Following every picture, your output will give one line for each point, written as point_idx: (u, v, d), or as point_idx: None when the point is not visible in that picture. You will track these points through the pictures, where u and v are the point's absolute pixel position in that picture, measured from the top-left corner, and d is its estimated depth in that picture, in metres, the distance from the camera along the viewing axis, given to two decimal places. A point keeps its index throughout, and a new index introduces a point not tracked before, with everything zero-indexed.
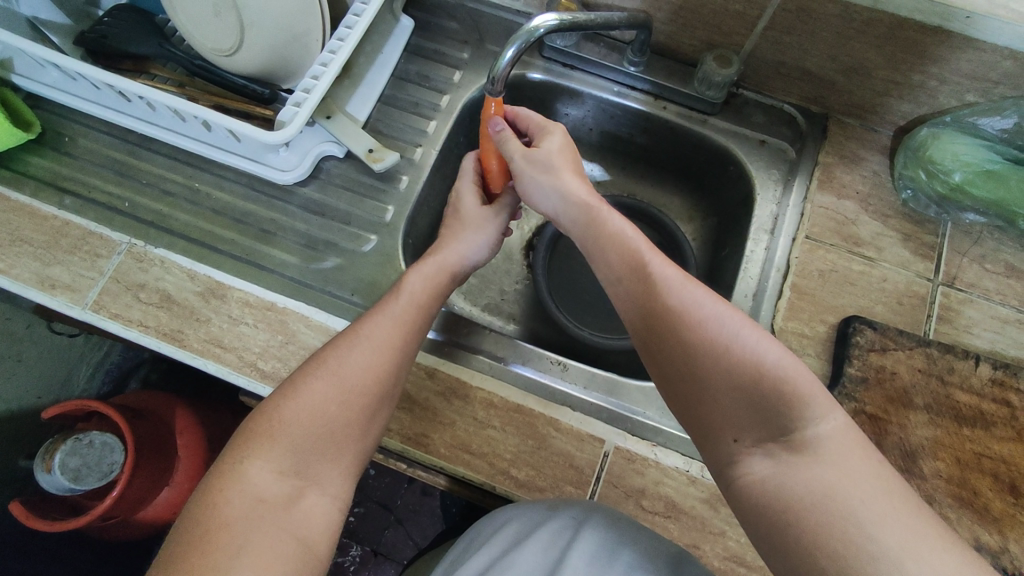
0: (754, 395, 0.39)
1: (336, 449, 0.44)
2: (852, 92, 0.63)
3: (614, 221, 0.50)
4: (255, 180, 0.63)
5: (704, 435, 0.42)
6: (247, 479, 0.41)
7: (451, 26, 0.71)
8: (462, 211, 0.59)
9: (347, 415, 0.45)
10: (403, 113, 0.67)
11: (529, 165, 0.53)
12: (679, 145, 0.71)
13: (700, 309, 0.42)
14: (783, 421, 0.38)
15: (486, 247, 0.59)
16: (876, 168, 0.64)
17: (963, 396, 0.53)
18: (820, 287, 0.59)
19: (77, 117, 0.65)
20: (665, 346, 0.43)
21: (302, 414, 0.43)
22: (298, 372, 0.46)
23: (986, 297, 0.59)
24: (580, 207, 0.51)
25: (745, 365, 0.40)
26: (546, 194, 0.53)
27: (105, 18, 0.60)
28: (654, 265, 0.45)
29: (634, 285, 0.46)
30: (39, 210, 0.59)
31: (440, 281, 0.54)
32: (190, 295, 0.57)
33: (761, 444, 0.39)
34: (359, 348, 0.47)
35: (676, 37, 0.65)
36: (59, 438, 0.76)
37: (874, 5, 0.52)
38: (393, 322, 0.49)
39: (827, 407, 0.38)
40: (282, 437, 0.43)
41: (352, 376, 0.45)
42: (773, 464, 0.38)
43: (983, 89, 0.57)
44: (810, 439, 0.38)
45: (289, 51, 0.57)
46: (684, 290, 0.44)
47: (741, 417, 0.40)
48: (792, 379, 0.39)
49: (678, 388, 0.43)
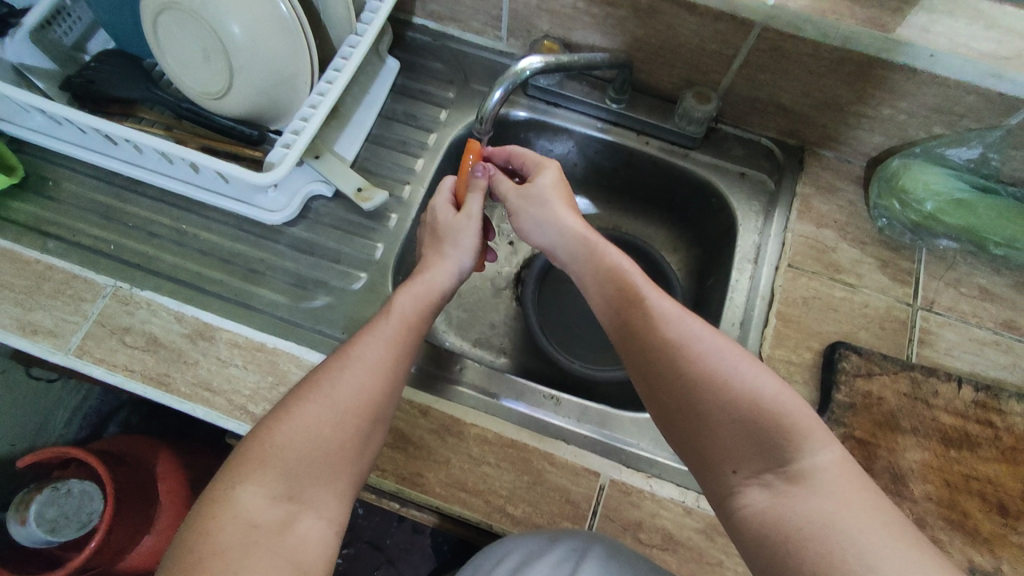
0: (753, 423, 0.40)
1: (331, 482, 0.43)
2: (825, 126, 0.65)
3: (611, 255, 0.51)
4: (243, 221, 0.64)
5: (703, 466, 0.42)
6: (240, 505, 0.40)
7: (436, 66, 0.73)
8: (439, 226, 0.57)
9: (343, 441, 0.44)
10: (390, 151, 0.68)
11: (524, 199, 0.56)
12: (662, 178, 0.73)
13: (699, 342, 0.43)
14: (780, 451, 0.39)
15: (467, 263, 0.57)
16: (851, 198, 0.66)
17: (949, 418, 0.55)
18: (805, 313, 0.60)
19: (61, 160, 0.64)
20: (665, 370, 0.43)
21: (297, 442, 0.42)
22: (292, 394, 0.45)
23: (963, 319, 0.60)
24: (578, 240, 0.53)
25: (744, 397, 0.41)
26: (541, 228, 0.55)
27: (92, 63, 0.60)
28: (651, 298, 0.47)
29: (631, 310, 0.47)
30: (21, 254, 0.58)
31: (430, 302, 0.53)
32: (178, 337, 0.56)
33: (759, 475, 0.40)
34: (355, 370, 0.46)
35: (654, 76, 0.68)
36: (35, 488, 0.76)
37: (842, 45, 0.55)
38: (386, 343, 0.48)
39: (823, 439, 0.39)
40: (277, 461, 0.42)
41: (346, 400, 0.44)
42: (771, 495, 0.38)
43: (949, 122, 0.59)
44: (807, 471, 0.38)
45: (277, 93, 0.57)
46: (682, 322, 0.45)
47: (739, 448, 0.40)
48: (787, 412, 0.40)
49: (676, 411, 0.43)
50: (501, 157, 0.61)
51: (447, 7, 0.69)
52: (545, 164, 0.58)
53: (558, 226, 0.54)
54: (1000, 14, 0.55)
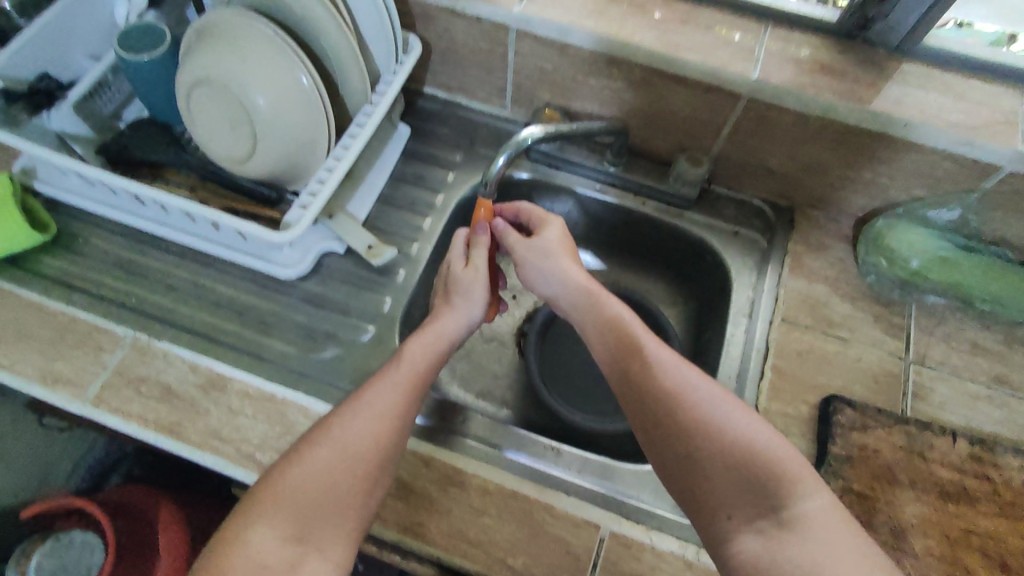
0: (746, 469, 0.42)
1: (337, 527, 0.44)
2: (813, 188, 0.69)
3: (612, 306, 0.54)
4: (259, 275, 0.67)
5: (699, 513, 0.43)
6: (251, 545, 0.41)
7: (444, 132, 0.77)
8: (450, 279, 0.60)
9: (351, 485, 0.45)
10: (400, 211, 0.72)
11: (529, 251, 0.59)
12: (659, 236, 0.76)
13: (694, 391, 0.46)
14: (772, 498, 0.40)
15: (475, 314, 0.59)
16: (840, 255, 0.69)
17: (946, 472, 0.55)
18: (799, 366, 0.62)
19: (90, 218, 0.68)
20: (662, 417, 0.45)
21: (307, 484, 0.44)
22: (305, 438, 0.47)
23: (956, 373, 0.62)
24: (581, 290, 0.55)
25: (736, 445, 0.43)
26: (546, 278, 0.58)
27: (127, 130, 0.65)
28: (649, 348, 0.49)
29: (630, 360, 0.49)
30: (47, 306, 0.61)
31: (439, 350, 0.55)
32: (191, 387, 0.58)
33: (753, 521, 0.40)
34: (365, 416, 0.48)
35: (649, 141, 0.72)
36: (37, 538, 0.79)
37: (824, 113, 0.59)
38: (396, 390, 0.50)
39: (814, 487, 0.41)
40: (288, 503, 0.43)
41: (355, 444, 0.46)
42: (765, 541, 0.39)
43: (928, 185, 0.62)
44: (799, 518, 0.39)
45: (296, 156, 0.61)
46: (679, 372, 0.47)
47: (733, 495, 0.42)
48: (778, 460, 0.42)
49: (673, 457, 0.45)
50: (510, 213, 0.65)
51: (456, 79, 0.74)
52: (549, 220, 0.61)
53: (562, 277, 0.57)
54: (969, 86, 0.59)
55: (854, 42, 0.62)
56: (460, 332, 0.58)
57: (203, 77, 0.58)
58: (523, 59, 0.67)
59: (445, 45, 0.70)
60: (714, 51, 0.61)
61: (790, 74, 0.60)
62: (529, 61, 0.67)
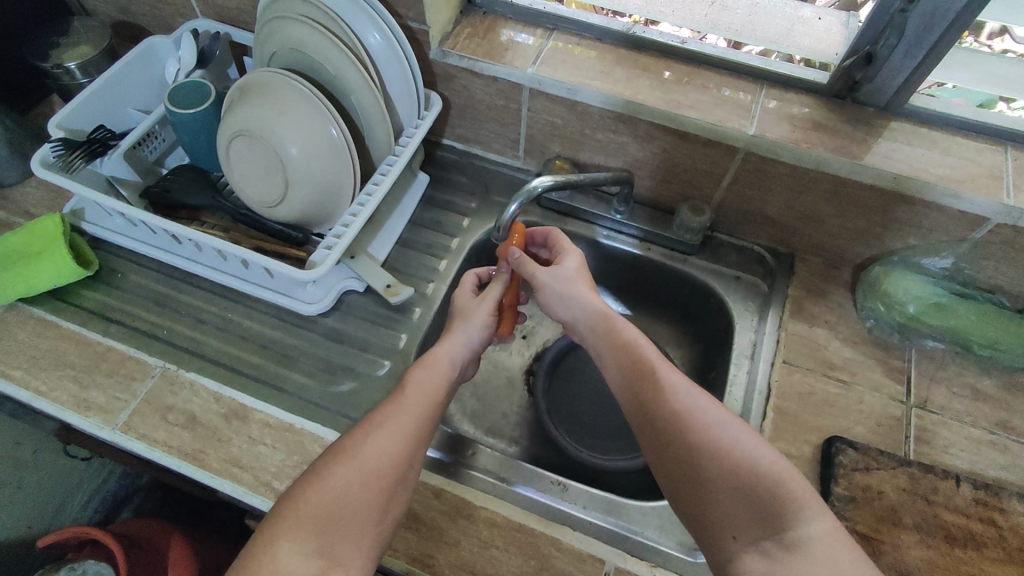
0: (751, 491, 0.44)
1: (359, 543, 0.45)
2: (812, 236, 0.72)
3: (626, 329, 0.56)
4: (283, 311, 0.70)
5: (705, 531, 0.45)
6: (278, 561, 0.43)
7: (461, 180, 0.82)
8: (461, 308, 0.63)
9: (370, 503, 0.47)
10: (417, 253, 0.76)
11: (552, 277, 0.61)
12: (666, 281, 0.79)
13: (701, 413, 0.48)
14: (777, 520, 0.43)
15: (474, 340, 0.61)
16: (840, 301, 0.71)
17: (951, 516, 0.56)
18: (801, 408, 0.64)
19: (129, 255, 0.73)
20: (671, 437, 0.48)
21: (329, 502, 0.46)
22: (322, 458, 0.49)
23: (957, 418, 0.63)
24: (599, 315, 0.58)
25: (743, 467, 0.45)
26: (566, 303, 0.60)
27: (168, 175, 0.70)
28: (660, 370, 0.52)
29: (641, 382, 0.52)
30: (85, 337, 0.65)
31: (444, 374, 0.57)
32: (214, 416, 0.61)
33: (756, 542, 0.43)
34: (382, 436, 0.50)
35: (653, 189, 0.76)
36: (52, 568, 0.82)
37: (816, 167, 0.63)
38: (410, 413, 0.52)
39: (817, 511, 0.43)
40: (312, 520, 0.45)
41: (372, 461, 0.48)
42: (769, 563, 0.41)
43: (920, 235, 0.65)
44: (801, 540, 0.42)
45: (324, 202, 0.66)
46: (687, 395, 0.49)
47: (738, 515, 0.44)
48: (783, 481, 0.44)
49: (680, 476, 0.47)
50: (538, 239, 0.69)
51: (472, 132, 0.80)
52: (569, 250, 0.64)
53: (582, 302, 0.59)
54: (954, 143, 0.63)
55: (844, 102, 0.66)
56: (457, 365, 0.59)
57: (242, 128, 0.63)
58: (535, 115, 0.73)
59: (463, 102, 0.76)
60: (713, 108, 0.66)
61: (785, 129, 0.64)
62: (540, 117, 0.73)
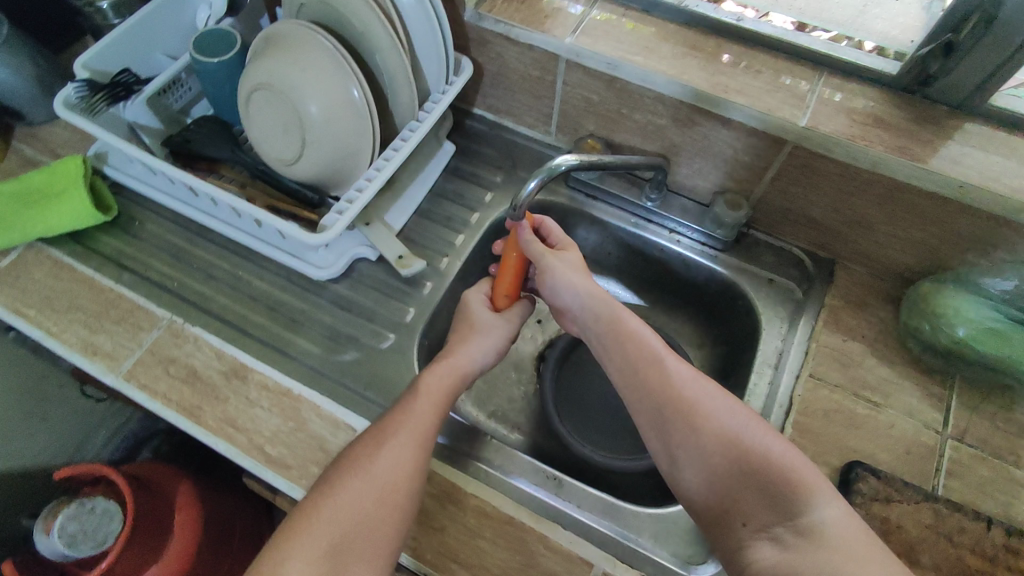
0: (766, 483, 0.46)
1: (376, 556, 0.46)
2: (857, 243, 0.66)
3: (633, 322, 0.54)
4: (294, 273, 0.69)
5: (716, 520, 0.47)
6: None
7: (487, 153, 0.79)
8: (471, 317, 0.61)
9: (382, 518, 0.47)
10: (435, 225, 0.74)
11: (559, 262, 0.57)
12: (693, 277, 0.75)
13: (712, 401, 0.50)
14: (790, 508, 0.44)
15: (489, 357, 0.60)
16: (881, 315, 0.66)
17: (975, 560, 0.51)
18: (824, 427, 0.59)
19: (149, 205, 0.73)
20: (684, 429, 0.49)
21: (342, 517, 0.47)
22: (333, 471, 0.49)
23: (997, 455, 0.58)
24: (604, 303, 0.55)
25: (754, 458, 0.47)
26: (570, 291, 0.56)
27: (191, 125, 0.69)
28: (670, 360, 0.52)
29: (649, 370, 0.52)
30: (98, 282, 0.65)
31: (456, 383, 0.56)
32: (215, 373, 0.60)
33: (769, 529, 0.44)
34: (394, 450, 0.49)
35: (690, 177, 0.71)
36: (64, 500, 0.81)
37: (873, 168, 0.57)
38: (423, 422, 0.52)
39: (828, 498, 0.44)
40: (323, 539, 0.46)
41: (382, 477, 0.48)
42: (783, 550, 0.43)
43: (982, 252, 0.60)
44: (814, 526, 0.43)
45: (340, 164, 0.63)
46: (698, 386, 0.51)
47: (751, 503, 0.46)
48: (794, 470, 0.45)
49: (693, 466, 0.48)
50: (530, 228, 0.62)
51: (504, 103, 0.76)
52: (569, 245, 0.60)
53: (587, 289, 0.55)
54: None
55: (912, 97, 0.60)
56: (473, 364, 0.58)
57: (262, 81, 0.61)
58: (570, 88, 0.69)
59: (497, 69, 0.72)
60: (762, 95, 0.60)
61: (841, 124, 0.58)
62: (575, 91, 0.69)
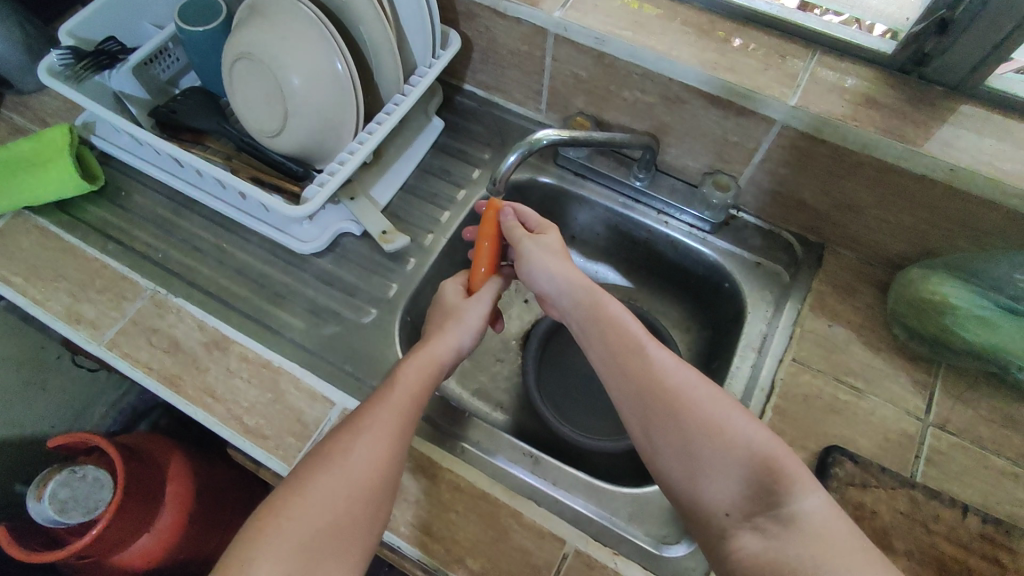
0: (748, 473, 0.45)
1: (349, 552, 0.45)
2: (847, 227, 0.65)
3: (613, 306, 0.54)
4: (278, 247, 0.69)
5: (697, 511, 0.46)
6: None
7: (477, 129, 0.78)
8: (447, 303, 0.60)
9: (356, 511, 0.46)
10: (421, 201, 0.74)
11: (537, 246, 0.57)
12: (681, 259, 0.74)
13: (694, 390, 0.49)
14: (772, 497, 0.43)
15: (467, 340, 0.59)
16: (868, 301, 0.65)
17: (950, 548, 0.51)
18: (804, 411, 0.59)
19: (137, 176, 0.73)
20: (665, 419, 0.48)
21: (314, 512, 0.46)
22: (304, 467, 0.48)
23: (979, 444, 0.57)
24: (585, 288, 0.55)
25: (736, 449, 0.46)
26: (550, 275, 0.56)
27: (178, 97, 0.69)
28: (651, 348, 0.51)
29: (630, 357, 0.51)
30: (84, 251, 0.66)
31: (432, 374, 0.55)
32: (196, 344, 0.61)
33: (751, 519, 0.43)
34: (368, 442, 0.49)
35: (680, 157, 0.70)
36: (55, 469, 0.81)
37: (863, 150, 0.56)
38: (397, 412, 0.51)
39: (808, 486, 0.43)
40: (294, 536, 0.44)
41: (357, 470, 0.47)
42: (764, 538, 0.42)
43: (975, 238, 0.58)
44: (795, 513, 0.42)
45: (323, 137, 0.63)
46: (680, 374, 0.50)
47: (733, 495, 0.45)
48: (775, 459, 0.45)
49: (674, 457, 0.48)
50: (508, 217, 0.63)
51: (494, 79, 0.75)
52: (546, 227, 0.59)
53: (568, 275, 0.55)
54: None
55: (909, 78, 0.58)
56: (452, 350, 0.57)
57: (245, 52, 0.61)
58: (558, 64, 0.67)
59: (486, 44, 0.71)
60: (753, 73, 0.59)
61: (831, 103, 0.57)
62: (564, 68, 0.67)
